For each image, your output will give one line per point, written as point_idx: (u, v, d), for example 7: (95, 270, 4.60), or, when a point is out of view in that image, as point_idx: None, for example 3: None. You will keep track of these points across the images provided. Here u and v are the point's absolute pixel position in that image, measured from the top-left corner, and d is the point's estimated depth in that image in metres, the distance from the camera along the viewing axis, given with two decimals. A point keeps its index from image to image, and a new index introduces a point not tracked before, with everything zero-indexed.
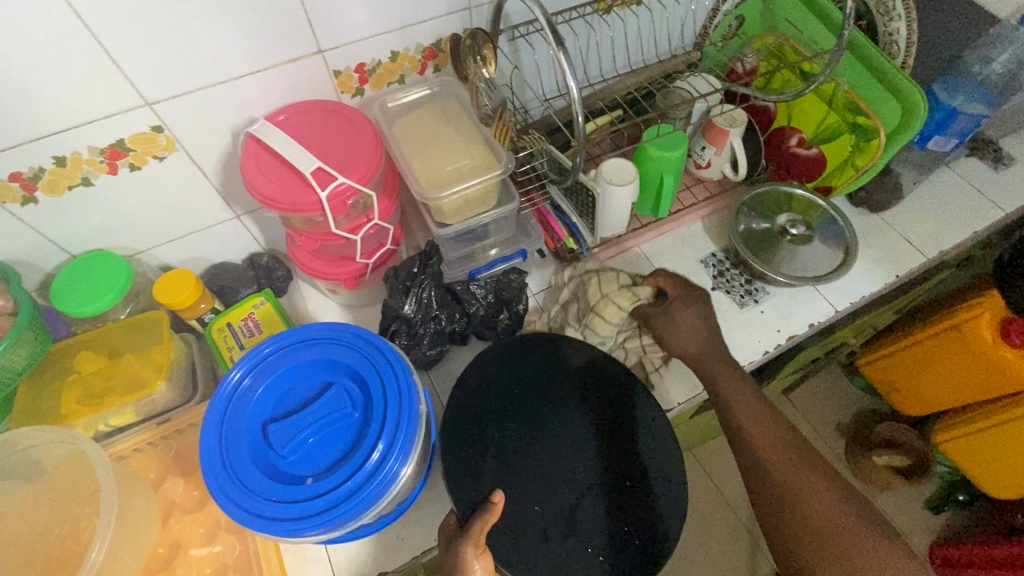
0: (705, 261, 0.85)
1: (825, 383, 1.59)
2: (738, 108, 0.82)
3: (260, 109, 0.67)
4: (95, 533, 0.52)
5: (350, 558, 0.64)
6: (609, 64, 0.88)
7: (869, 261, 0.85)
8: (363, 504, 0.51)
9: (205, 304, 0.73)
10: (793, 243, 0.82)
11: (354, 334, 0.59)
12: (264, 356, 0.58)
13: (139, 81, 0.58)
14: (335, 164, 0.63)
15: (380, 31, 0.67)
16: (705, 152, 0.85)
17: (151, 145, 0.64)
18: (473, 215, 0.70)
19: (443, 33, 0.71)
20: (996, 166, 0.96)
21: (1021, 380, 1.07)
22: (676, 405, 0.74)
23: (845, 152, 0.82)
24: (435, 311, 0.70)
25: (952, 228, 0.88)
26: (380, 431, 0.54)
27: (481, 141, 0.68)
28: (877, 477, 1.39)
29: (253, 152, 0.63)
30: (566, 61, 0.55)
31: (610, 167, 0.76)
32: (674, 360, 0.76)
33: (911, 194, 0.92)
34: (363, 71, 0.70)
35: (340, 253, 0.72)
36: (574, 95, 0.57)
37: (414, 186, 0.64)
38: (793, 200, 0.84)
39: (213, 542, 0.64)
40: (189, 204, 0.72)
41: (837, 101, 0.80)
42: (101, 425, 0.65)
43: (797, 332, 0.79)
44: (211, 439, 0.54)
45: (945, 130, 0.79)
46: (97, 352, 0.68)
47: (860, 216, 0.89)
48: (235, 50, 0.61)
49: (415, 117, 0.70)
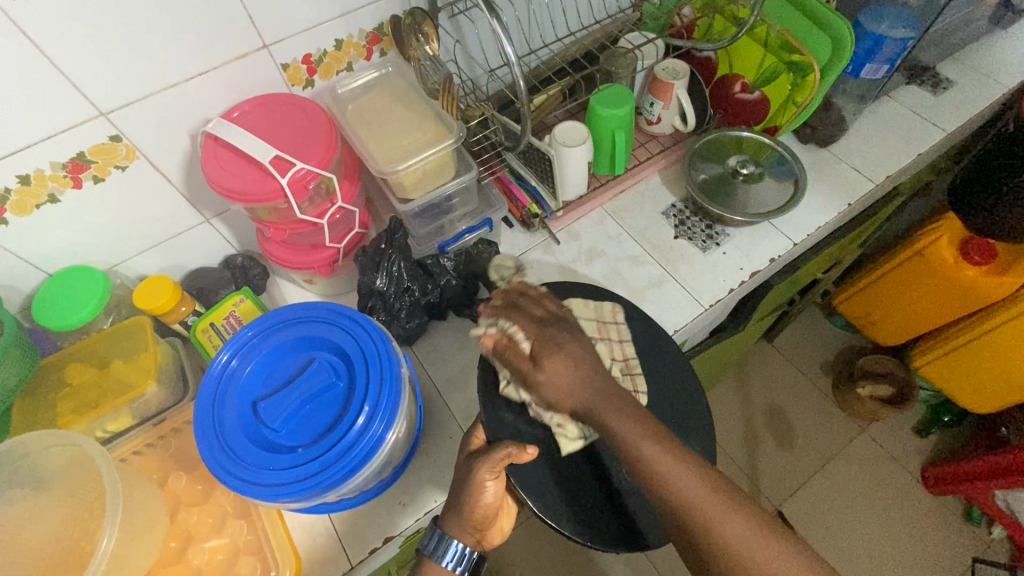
0: (666, 212, 0.88)
1: (807, 326, 1.63)
2: (678, 61, 0.85)
3: (215, 109, 0.69)
4: (103, 525, 0.54)
5: (355, 527, 0.66)
6: (552, 34, 0.91)
7: (821, 193, 0.89)
8: (354, 464, 0.54)
9: (186, 307, 0.74)
10: (746, 182, 0.85)
11: (332, 311, 0.61)
12: (247, 339, 0.61)
13: (90, 91, 0.60)
14: (292, 151, 0.65)
15: (323, 20, 0.69)
16: (654, 107, 0.88)
17: (112, 155, 0.65)
18: (434, 188, 0.72)
19: (384, 17, 0.73)
20: (936, 91, 1.00)
21: (983, 295, 1.12)
22: None
23: (786, 91, 0.85)
24: (407, 283, 0.72)
25: (897, 153, 0.92)
26: (363, 397, 0.56)
27: (433, 116, 0.70)
28: (862, 408, 1.43)
29: (212, 150, 0.65)
30: (501, 30, 0.58)
31: (563, 131, 0.78)
32: (649, 300, 0.80)
33: (856, 126, 0.96)
34: (310, 61, 0.72)
35: (311, 241, 0.74)
36: (513, 60, 0.60)
37: (372, 164, 0.66)
38: (743, 143, 0.88)
39: (222, 532, 0.65)
40: (158, 211, 0.74)
41: (771, 42, 0.84)
42: (98, 431, 0.67)
43: (758, 267, 0.82)
44: (204, 420, 0.56)
45: (875, 57, 0.84)
46: (86, 363, 0.69)
47: (809, 153, 0.93)
48: (183, 52, 0.63)
49: (367, 102, 0.72)
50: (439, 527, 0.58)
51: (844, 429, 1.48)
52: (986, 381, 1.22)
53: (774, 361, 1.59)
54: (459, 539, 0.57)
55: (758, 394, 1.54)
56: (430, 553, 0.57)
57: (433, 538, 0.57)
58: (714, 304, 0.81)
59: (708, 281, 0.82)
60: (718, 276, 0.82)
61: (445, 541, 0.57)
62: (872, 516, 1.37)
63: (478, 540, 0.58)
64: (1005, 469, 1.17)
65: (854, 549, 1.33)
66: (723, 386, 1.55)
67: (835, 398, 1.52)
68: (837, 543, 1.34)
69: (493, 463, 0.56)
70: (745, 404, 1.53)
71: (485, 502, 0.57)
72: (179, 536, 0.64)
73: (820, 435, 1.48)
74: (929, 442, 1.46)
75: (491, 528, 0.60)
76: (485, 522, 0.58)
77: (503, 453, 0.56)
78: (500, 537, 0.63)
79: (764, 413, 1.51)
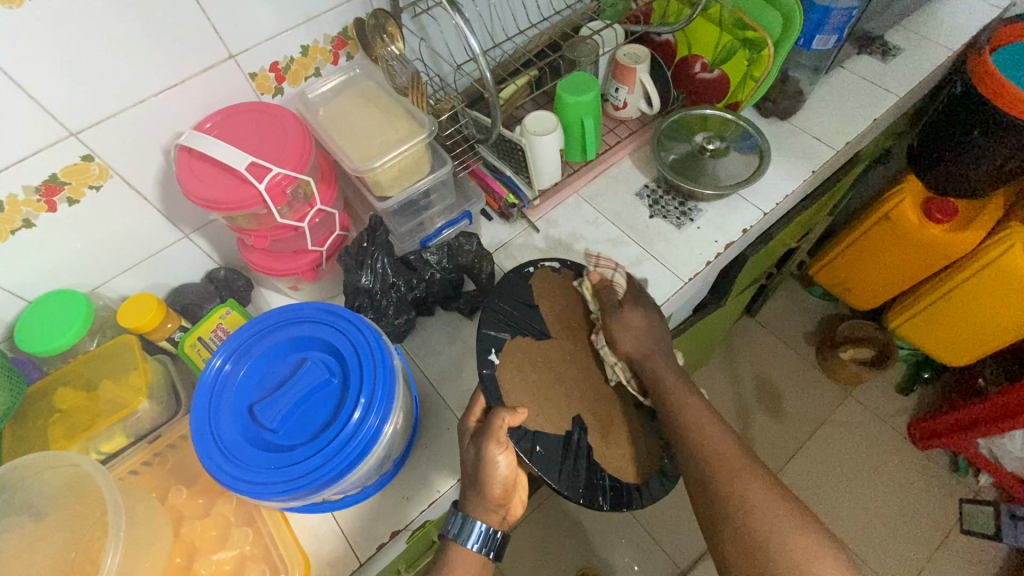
0: (640, 193, 0.90)
1: (785, 298, 1.67)
2: (640, 46, 0.88)
3: (186, 122, 0.70)
4: (107, 540, 0.53)
5: (358, 525, 0.67)
6: (512, 27, 0.93)
7: (786, 163, 0.92)
8: (355, 456, 0.55)
9: (172, 323, 0.74)
10: (714, 157, 0.88)
11: (322, 311, 0.62)
12: (237, 342, 0.61)
13: (61, 110, 0.60)
14: (267, 157, 0.66)
15: (288, 27, 0.70)
16: (619, 92, 0.90)
17: (85, 175, 0.65)
18: (410, 184, 0.74)
19: (347, 21, 0.74)
20: (885, 58, 1.05)
21: (950, 251, 1.16)
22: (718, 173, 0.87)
23: (743, 67, 0.89)
24: (392, 279, 0.74)
25: (853, 120, 0.96)
26: (358, 391, 0.57)
27: (405, 114, 0.72)
28: (846, 371, 1.46)
29: (187, 162, 0.65)
30: (465, 25, 0.61)
31: (533, 120, 0.80)
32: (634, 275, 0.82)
33: (813, 97, 0.99)
34: (278, 69, 0.73)
35: (292, 247, 0.75)
36: (478, 53, 0.62)
37: (347, 163, 0.67)
38: (708, 120, 0.90)
39: (226, 544, 0.65)
40: (135, 229, 0.73)
41: (725, 21, 0.86)
42: (93, 453, 0.66)
43: (732, 238, 0.85)
44: (202, 426, 0.57)
45: (823, 28, 0.87)
46: (74, 387, 0.68)
47: (771, 125, 0.96)
48: (152, 67, 0.63)
49: (339, 105, 0.74)
50: (462, 510, 0.59)
51: (831, 395, 1.52)
52: (957, 336, 1.26)
53: (757, 334, 1.63)
54: (482, 521, 0.58)
55: (746, 367, 1.57)
56: (454, 537, 0.58)
57: (457, 521, 0.58)
58: (693, 277, 0.83)
59: (684, 255, 0.84)
60: (694, 250, 0.84)
61: (468, 524, 0.58)
62: (866, 477, 1.40)
63: (502, 518, 0.59)
64: (983, 418, 1.22)
65: (851, 510, 1.37)
66: (712, 363, 1.58)
67: (821, 365, 1.55)
68: (835, 506, 1.37)
69: (497, 429, 0.57)
70: (735, 378, 1.56)
71: (498, 485, 0.58)
72: (184, 551, 0.63)
73: (809, 402, 1.51)
74: (913, 399, 1.50)
75: (512, 503, 0.61)
76: (504, 498, 0.59)
77: (500, 421, 0.57)
78: (523, 506, 0.62)
79: (753, 385, 1.54)
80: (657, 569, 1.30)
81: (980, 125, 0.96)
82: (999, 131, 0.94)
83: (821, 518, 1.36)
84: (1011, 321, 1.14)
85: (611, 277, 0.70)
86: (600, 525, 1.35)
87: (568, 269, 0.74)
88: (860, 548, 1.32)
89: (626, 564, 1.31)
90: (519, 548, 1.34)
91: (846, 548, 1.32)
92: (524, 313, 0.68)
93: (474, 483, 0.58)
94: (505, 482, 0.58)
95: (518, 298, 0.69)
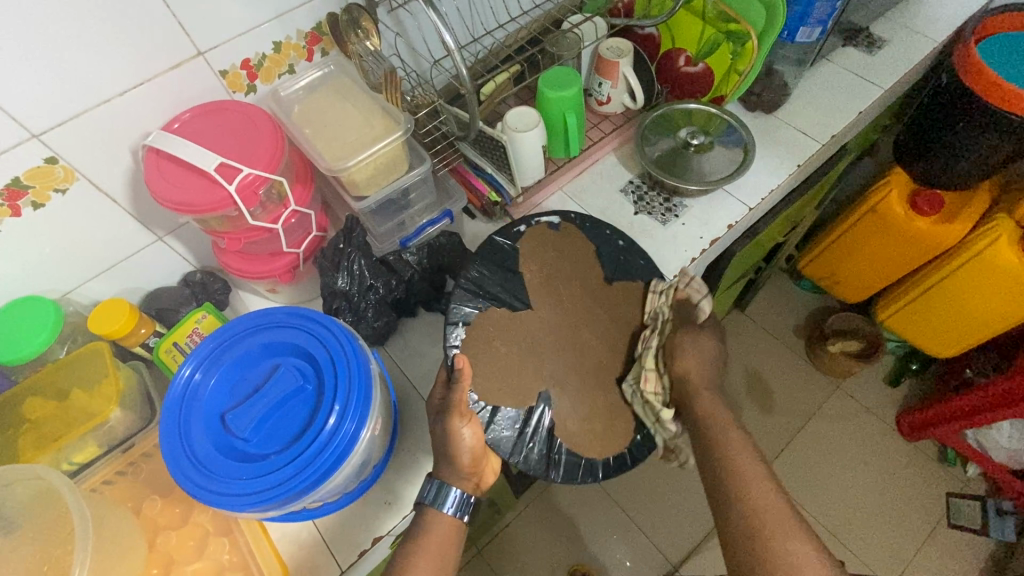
0: (624, 189, 0.89)
1: (774, 291, 1.67)
2: (623, 40, 0.86)
3: (155, 122, 0.68)
4: (75, 555, 0.52)
5: (339, 532, 0.66)
6: (493, 22, 0.91)
7: (772, 156, 0.91)
8: (330, 463, 0.53)
9: (146, 328, 0.72)
10: (698, 152, 0.87)
11: (295, 315, 0.61)
12: (209, 350, 0.60)
13: (20, 111, 0.57)
14: (238, 158, 0.64)
15: (258, 22, 0.68)
16: (603, 87, 0.89)
17: (49, 178, 0.63)
18: (389, 183, 0.72)
19: (321, 15, 0.73)
20: (870, 50, 1.04)
21: (938, 244, 1.15)
22: (711, 168, 0.86)
23: (727, 61, 0.88)
24: (370, 281, 0.72)
25: (838, 112, 0.95)
26: (332, 397, 0.56)
27: (381, 111, 0.70)
28: (835, 364, 1.46)
29: (155, 163, 0.63)
30: (438, 19, 0.59)
31: (514, 116, 0.79)
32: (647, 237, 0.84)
33: (798, 89, 0.99)
34: (250, 67, 0.71)
35: (268, 250, 0.73)
36: (453, 49, 0.60)
37: (321, 162, 0.66)
38: (692, 115, 0.90)
39: (203, 555, 0.64)
40: (106, 232, 0.71)
41: (709, 13, 0.86)
42: (64, 464, 0.64)
43: (718, 235, 0.84)
44: (173, 437, 0.56)
45: (807, 19, 0.86)
46: (43, 396, 0.66)
47: (755, 119, 0.96)
48: (117, 67, 0.61)
49: (313, 102, 0.72)
50: (436, 478, 0.59)
51: (820, 388, 1.52)
52: (944, 329, 1.26)
53: (746, 328, 1.62)
54: (458, 487, 0.59)
55: (736, 362, 1.57)
56: (429, 503, 0.58)
57: (432, 488, 0.58)
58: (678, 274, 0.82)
59: (669, 252, 0.83)
60: (679, 246, 0.83)
61: (444, 490, 0.58)
62: (855, 469, 1.41)
63: (477, 483, 0.62)
64: (968, 410, 1.22)
65: (841, 502, 1.37)
66: None
67: (810, 358, 1.55)
68: (825, 499, 1.38)
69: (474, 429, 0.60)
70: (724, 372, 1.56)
71: (467, 455, 0.59)
72: (159, 563, 0.62)
73: (798, 395, 1.52)
74: (900, 390, 1.50)
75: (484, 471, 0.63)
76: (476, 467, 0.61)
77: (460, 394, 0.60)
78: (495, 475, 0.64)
79: (743, 379, 1.54)
80: (648, 565, 1.29)
81: (966, 117, 0.95)
82: (984, 124, 0.93)
83: (812, 511, 1.36)
84: (997, 313, 1.14)
85: (694, 299, 0.69)
86: (591, 519, 1.35)
87: (568, 225, 0.75)
88: (850, 540, 1.33)
89: (618, 560, 1.30)
90: (509, 547, 1.34)
91: (837, 540, 1.33)
92: (506, 279, 0.70)
93: (454, 466, 0.59)
94: (473, 450, 0.59)
95: (502, 265, 0.71)
